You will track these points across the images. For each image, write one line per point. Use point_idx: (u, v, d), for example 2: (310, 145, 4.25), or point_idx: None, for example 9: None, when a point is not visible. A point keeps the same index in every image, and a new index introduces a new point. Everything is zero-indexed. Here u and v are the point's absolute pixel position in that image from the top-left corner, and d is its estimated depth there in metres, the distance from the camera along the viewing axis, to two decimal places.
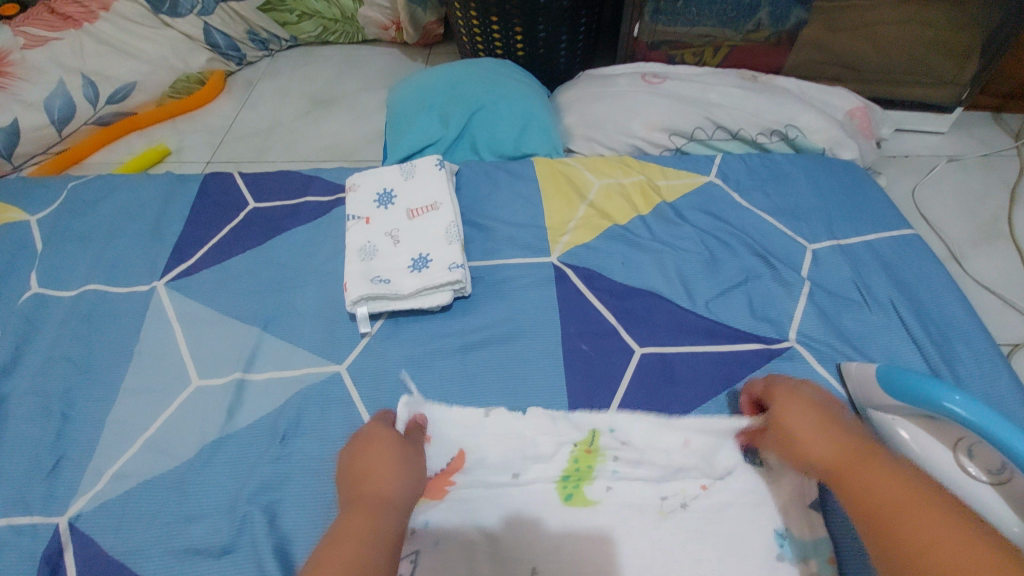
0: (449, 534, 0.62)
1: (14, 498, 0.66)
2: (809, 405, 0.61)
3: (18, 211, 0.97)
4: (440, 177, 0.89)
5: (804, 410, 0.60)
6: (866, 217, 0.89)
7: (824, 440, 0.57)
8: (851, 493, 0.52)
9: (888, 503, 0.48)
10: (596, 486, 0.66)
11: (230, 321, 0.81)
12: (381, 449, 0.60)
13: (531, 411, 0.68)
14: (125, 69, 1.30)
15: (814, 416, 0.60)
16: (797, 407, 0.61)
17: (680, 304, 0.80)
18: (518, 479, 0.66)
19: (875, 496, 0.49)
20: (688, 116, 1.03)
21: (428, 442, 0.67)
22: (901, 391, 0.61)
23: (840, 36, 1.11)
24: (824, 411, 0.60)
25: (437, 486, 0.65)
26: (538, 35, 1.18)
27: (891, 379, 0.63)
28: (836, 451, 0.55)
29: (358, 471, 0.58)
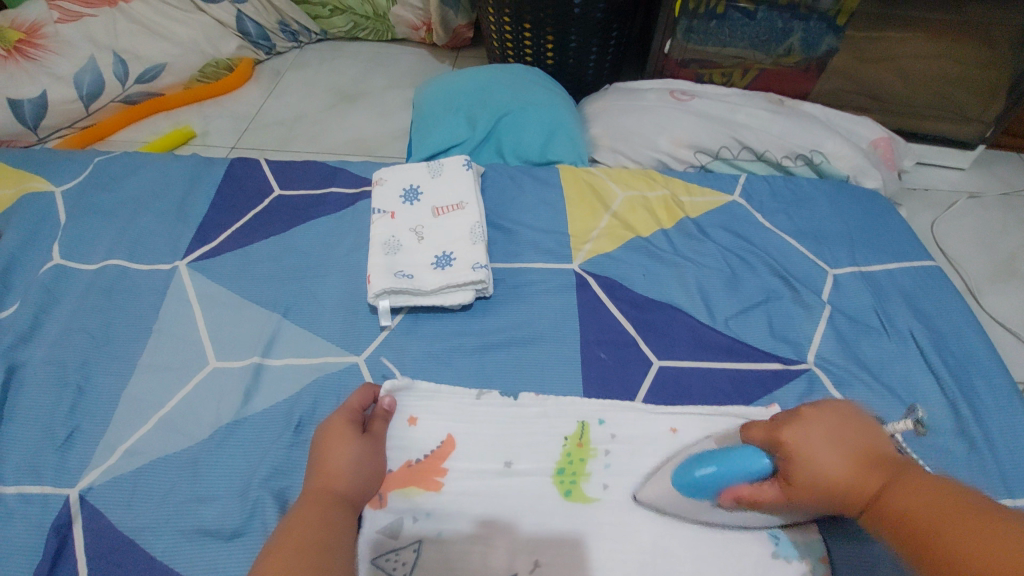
0: (450, 522, 0.62)
1: (25, 467, 0.66)
2: (832, 442, 0.50)
3: (44, 182, 0.98)
4: (467, 177, 0.90)
5: (821, 436, 0.50)
6: (887, 246, 0.89)
7: (848, 465, 0.48)
8: (886, 523, 0.44)
9: (929, 524, 0.40)
10: (592, 482, 0.65)
11: (249, 305, 0.81)
12: (346, 441, 0.59)
13: (522, 394, 0.71)
14: (156, 51, 1.31)
15: (835, 442, 0.49)
16: (812, 434, 0.51)
17: (700, 319, 0.80)
18: (511, 468, 0.66)
19: (920, 529, 0.41)
20: (715, 134, 1.03)
21: (416, 424, 0.69)
22: (702, 487, 0.57)
23: (868, 66, 1.13)
24: (842, 435, 0.50)
25: (433, 478, 0.65)
26: (569, 44, 1.19)
27: (685, 482, 0.58)
28: (861, 467, 0.47)
29: (317, 464, 0.57)
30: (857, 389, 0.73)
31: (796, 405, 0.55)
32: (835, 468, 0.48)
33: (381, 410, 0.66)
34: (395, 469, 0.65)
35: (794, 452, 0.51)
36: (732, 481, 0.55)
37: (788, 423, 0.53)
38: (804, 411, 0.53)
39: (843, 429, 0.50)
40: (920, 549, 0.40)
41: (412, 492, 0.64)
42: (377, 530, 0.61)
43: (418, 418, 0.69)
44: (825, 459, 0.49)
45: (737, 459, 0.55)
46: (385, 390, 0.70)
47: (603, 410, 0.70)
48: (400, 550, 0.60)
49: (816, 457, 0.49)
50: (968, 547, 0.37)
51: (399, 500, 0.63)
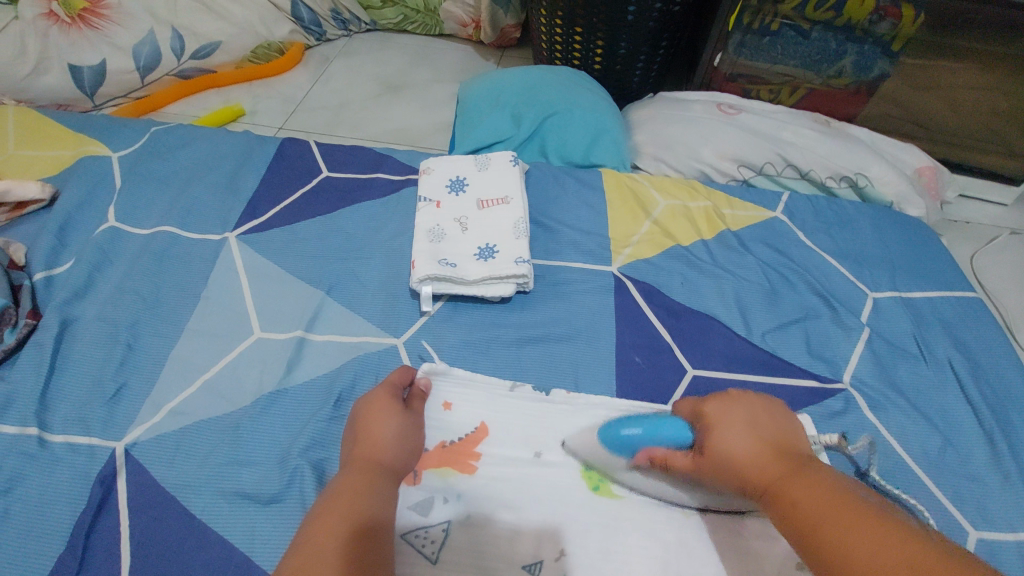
0: (480, 506, 0.63)
1: (74, 418, 0.68)
2: (748, 425, 0.52)
3: (101, 147, 1.01)
4: (513, 173, 0.91)
5: (736, 426, 0.51)
6: (930, 275, 0.89)
7: (761, 454, 0.49)
8: (778, 513, 0.44)
9: (815, 515, 0.41)
10: (619, 479, 0.66)
11: (294, 280, 0.83)
12: (390, 415, 0.61)
13: (554, 390, 0.72)
14: (212, 29, 1.34)
15: (748, 432, 0.51)
16: (728, 423, 0.52)
17: (737, 331, 0.80)
18: (540, 459, 0.67)
19: (808, 519, 0.41)
20: (760, 149, 1.04)
21: (450, 408, 0.70)
22: (626, 445, 0.61)
23: (917, 92, 1.14)
24: (759, 424, 0.52)
25: (466, 460, 0.66)
26: (618, 51, 1.20)
27: (611, 438, 0.62)
28: (766, 457, 0.48)
29: (363, 434, 0.59)
30: (892, 412, 0.73)
31: (721, 395, 0.56)
32: (743, 451, 0.49)
33: (418, 390, 0.67)
34: (431, 448, 0.67)
35: (713, 428, 0.52)
36: (653, 444, 0.58)
37: (708, 409, 0.55)
38: (729, 401, 0.55)
39: (761, 418, 0.52)
40: (802, 533, 0.41)
41: (447, 472, 0.65)
42: (409, 505, 0.62)
43: (452, 403, 0.71)
44: (738, 434, 0.51)
45: (669, 426, 0.57)
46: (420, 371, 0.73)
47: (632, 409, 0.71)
48: (430, 528, 0.61)
49: (729, 434, 0.51)
50: (848, 540, 0.38)
51: (434, 478, 0.64)
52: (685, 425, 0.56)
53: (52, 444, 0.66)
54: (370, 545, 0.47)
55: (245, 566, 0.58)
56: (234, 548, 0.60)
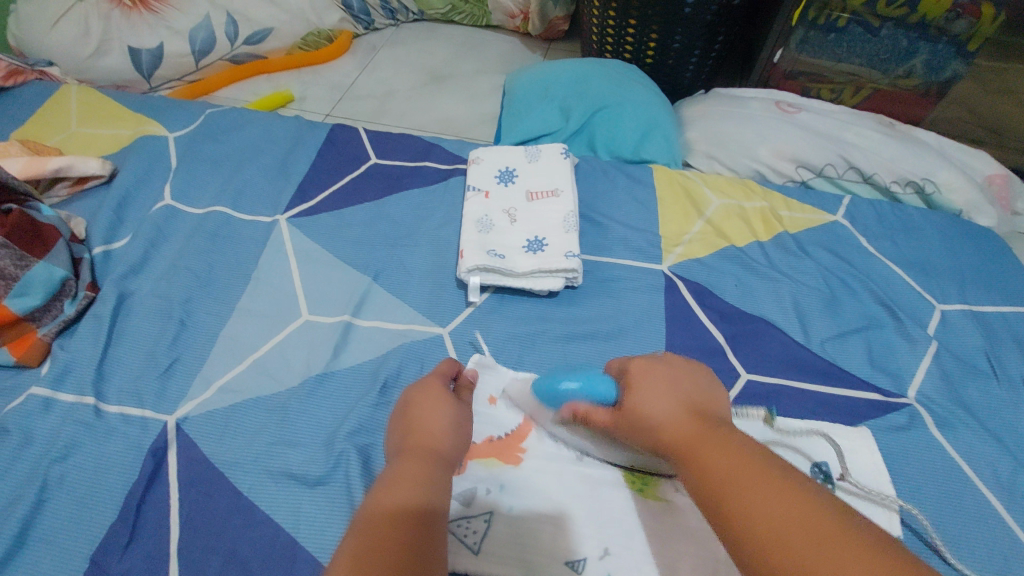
0: (523, 499, 0.62)
1: (129, 390, 0.70)
2: (670, 385, 0.49)
3: (159, 127, 1.03)
4: (565, 165, 0.90)
5: (655, 388, 0.49)
6: (1002, 288, 0.84)
7: (678, 414, 0.46)
8: (688, 474, 0.43)
9: (724, 480, 0.40)
10: (666, 484, 0.63)
11: (342, 265, 0.83)
12: (442, 407, 0.60)
13: None
14: (266, 15, 1.36)
15: (664, 394, 0.48)
16: (648, 386, 0.50)
17: (794, 338, 0.77)
18: (582, 460, 0.65)
19: (715, 485, 0.40)
20: (821, 150, 0.99)
21: (495, 404, 0.69)
22: (556, 395, 0.60)
23: (996, 98, 1.08)
24: (678, 384, 0.50)
25: (511, 452, 0.65)
26: (672, 45, 1.17)
27: (545, 387, 0.62)
28: (681, 417, 0.46)
29: (415, 425, 0.58)
30: (961, 432, 0.69)
31: (645, 356, 0.54)
32: (659, 412, 0.47)
33: (465, 382, 0.67)
34: (478, 440, 0.66)
35: (635, 387, 0.50)
36: (581, 397, 0.57)
37: (633, 370, 0.52)
38: (651, 362, 0.52)
39: (684, 380, 0.50)
40: (708, 496, 0.40)
41: (492, 463, 0.64)
42: (452, 495, 0.61)
43: (498, 397, 0.70)
44: (657, 398, 0.48)
45: (598, 381, 0.56)
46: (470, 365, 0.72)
47: None
48: (472, 518, 0.60)
49: (648, 396, 0.49)
50: (753, 509, 0.37)
51: (479, 468, 0.64)
52: (610, 381, 0.55)
53: (107, 414, 0.68)
54: (432, 535, 0.46)
55: (290, 547, 0.58)
56: (279, 528, 0.60)
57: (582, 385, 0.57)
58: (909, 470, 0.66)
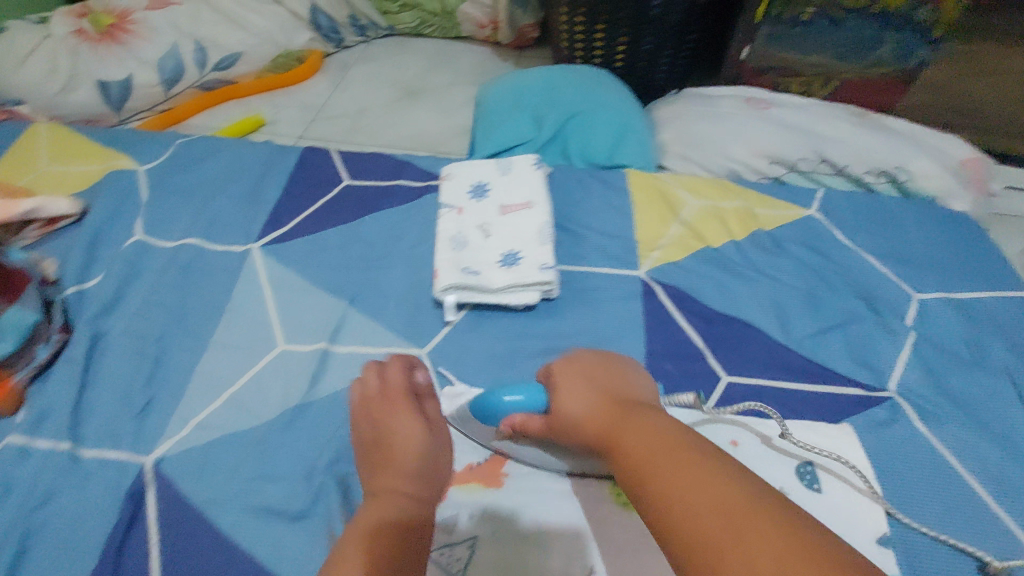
0: (505, 523, 0.61)
1: (105, 433, 0.69)
2: (590, 381, 0.53)
3: (129, 160, 1.03)
4: (537, 177, 0.89)
5: (577, 388, 0.53)
6: (979, 273, 0.84)
7: (599, 409, 0.49)
8: (613, 463, 0.45)
9: (636, 459, 0.42)
10: None
11: (317, 291, 0.82)
12: (407, 421, 0.59)
13: None
14: (234, 40, 1.36)
15: (585, 392, 0.52)
16: (572, 387, 0.53)
17: (773, 337, 0.77)
18: (565, 478, 0.64)
19: (631, 466, 0.42)
20: (792, 145, 0.99)
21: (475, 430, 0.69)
22: (498, 408, 0.61)
23: (965, 82, 1.07)
24: (598, 379, 0.53)
25: (493, 476, 0.65)
26: (641, 48, 1.17)
27: (481, 405, 0.63)
28: (601, 410, 0.49)
29: (383, 447, 0.58)
30: (944, 423, 0.69)
31: (568, 360, 0.58)
32: (584, 409, 0.51)
33: (426, 386, 0.66)
34: (458, 469, 0.66)
35: (561, 389, 0.54)
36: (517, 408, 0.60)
37: (557, 375, 0.56)
38: (575, 362, 0.56)
39: (603, 374, 0.54)
40: (629, 481, 0.42)
41: (474, 489, 0.64)
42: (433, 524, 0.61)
43: None
44: (580, 397, 0.52)
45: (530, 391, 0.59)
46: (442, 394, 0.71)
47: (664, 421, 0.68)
48: (455, 545, 0.59)
49: (571, 396, 0.52)
50: (662, 481, 0.39)
51: (459, 494, 0.63)
52: (538, 388, 0.58)
53: (84, 458, 0.67)
54: None
55: None
56: (261, 567, 0.59)
57: (520, 397, 0.59)
58: (894, 465, 0.66)
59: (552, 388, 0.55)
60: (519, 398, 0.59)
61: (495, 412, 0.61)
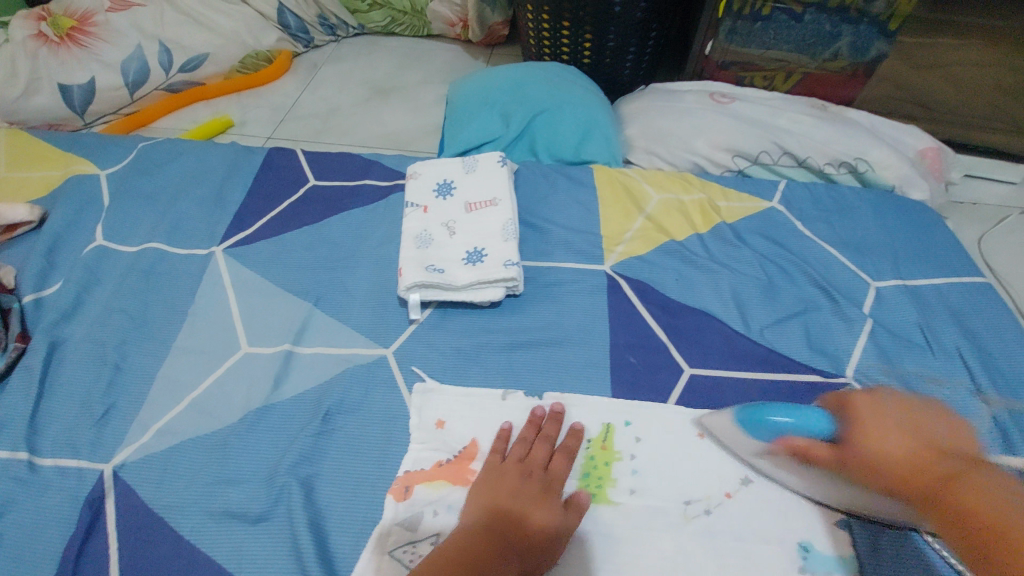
0: None
1: (63, 441, 0.68)
2: (897, 422, 0.56)
3: (90, 165, 1.01)
4: (501, 174, 0.90)
5: (892, 431, 0.55)
6: (934, 261, 0.86)
7: (912, 448, 0.54)
8: (943, 515, 0.49)
9: (1001, 525, 0.45)
10: (618, 488, 0.64)
11: (282, 293, 0.82)
12: (546, 505, 0.59)
13: (546, 394, 0.71)
14: (199, 41, 1.34)
15: (902, 434, 0.55)
16: (882, 430, 0.56)
17: (734, 327, 0.78)
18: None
19: (989, 529, 0.46)
20: (754, 138, 1.01)
21: (443, 427, 0.68)
22: (766, 427, 0.60)
23: (918, 72, 1.12)
24: (909, 422, 0.56)
25: (460, 472, 0.65)
26: (607, 44, 1.18)
27: (749, 417, 0.62)
28: (924, 459, 0.53)
29: (512, 504, 0.59)
30: None
31: (865, 393, 0.60)
32: (899, 450, 0.54)
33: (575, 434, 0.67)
34: (425, 466, 0.65)
35: (859, 421, 0.57)
36: (793, 433, 0.59)
37: (857, 404, 0.59)
38: (874, 398, 0.59)
39: (914, 418, 0.57)
40: (966, 533, 0.47)
41: (440, 486, 0.63)
42: (397, 521, 0.61)
43: (446, 420, 0.69)
44: (890, 436, 0.55)
45: (811, 415, 0.58)
46: (411, 393, 0.71)
47: (630, 415, 0.70)
48: (418, 543, 0.59)
49: (882, 432, 0.56)
50: None
51: (424, 492, 0.63)
52: (826, 417, 0.58)
53: (42, 468, 0.66)
54: None
55: None
56: (222, 570, 0.59)
57: (795, 418, 0.59)
58: None
59: (851, 423, 0.57)
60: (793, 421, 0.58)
61: (766, 429, 0.60)
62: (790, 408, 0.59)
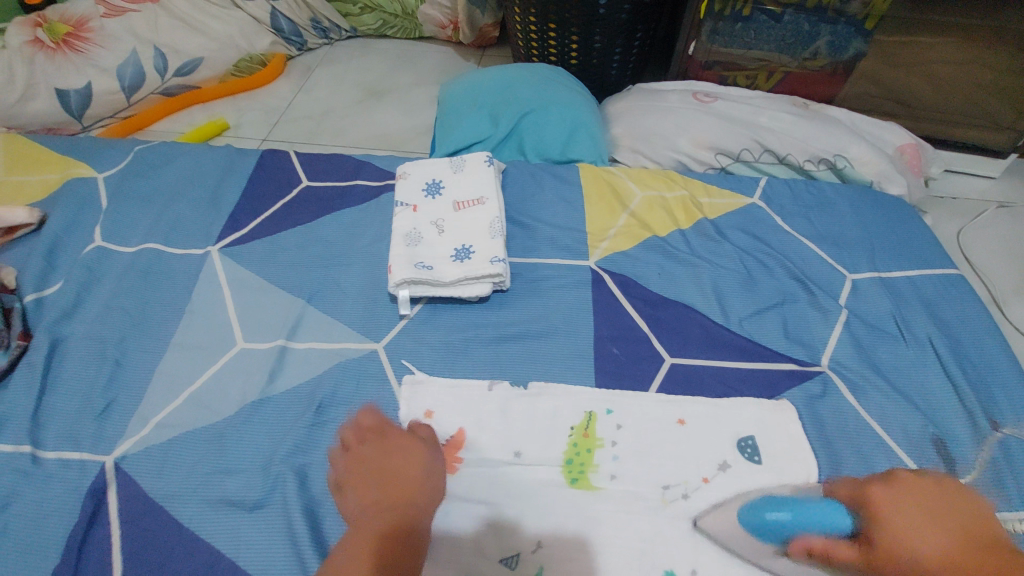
0: (458, 504, 0.65)
1: (66, 435, 0.70)
2: (936, 516, 0.48)
3: (88, 168, 1.03)
4: (488, 173, 0.92)
5: (922, 523, 0.48)
6: (909, 253, 0.88)
7: (949, 543, 0.46)
8: None
9: None
10: (600, 474, 0.67)
11: (276, 291, 0.84)
12: (425, 475, 0.60)
13: (531, 383, 0.74)
14: (194, 45, 1.36)
15: (933, 524, 0.47)
16: (907, 519, 0.49)
17: (714, 319, 0.81)
18: (519, 459, 0.69)
19: None
20: (736, 136, 1.03)
21: (432, 417, 0.71)
22: (777, 531, 0.57)
23: (897, 71, 1.13)
24: (943, 510, 0.49)
25: (447, 461, 0.68)
26: (593, 45, 1.21)
27: (755, 523, 0.59)
28: (967, 553, 0.44)
29: (392, 481, 0.58)
30: (870, 394, 0.73)
31: (881, 478, 0.55)
32: (936, 541, 0.46)
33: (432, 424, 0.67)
34: None
35: (881, 516, 0.50)
36: (806, 530, 0.55)
37: (875, 491, 0.53)
38: (907, 481, 0.53)
39: (946, 506, 0.49)
40: None
41: None
42: None
43: (434, 411, 0.72)
44: (922, 530, 0.47)
45: (825, 512, 0.55)
46: (401, 385, 0.74)
47: (611, 403, 0.72)
48: None
49: (905, 526, 0.48)
50: None
51: None
52: (836, 509, 0.54)
53: (45, 460, 0.68)
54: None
55: (230, 571, 0.60)
56: (220, 554, 0.61)
57: (798, 512, 0.56)
58: (823, 434, 0.70)
59: (873, 515, 0.51)
60: (793, 515, 0.56)
61: (775, 529, 0.57)
62: (793, 502, 0.57)
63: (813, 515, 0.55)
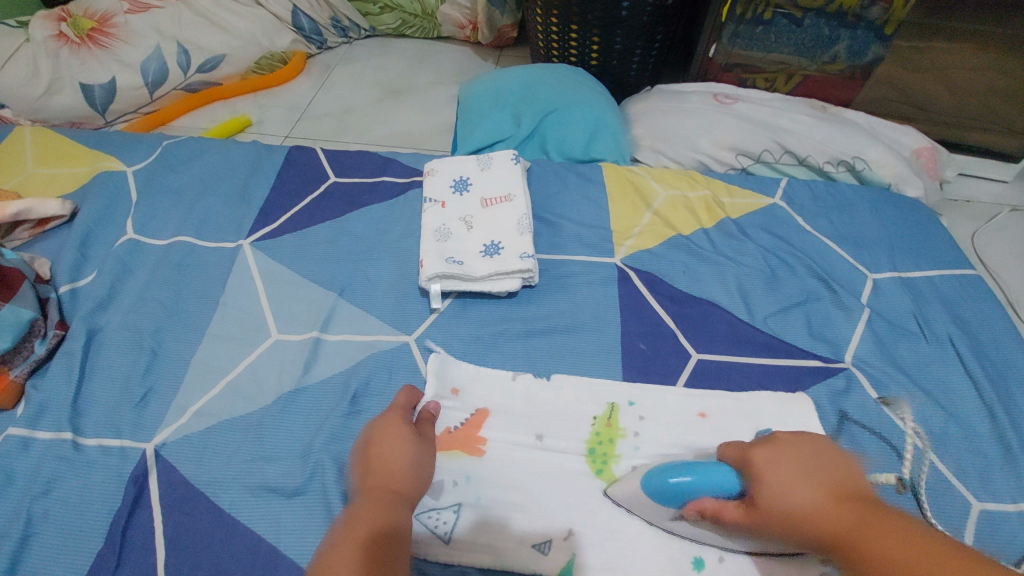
0: (491, 493, 0.66)
1: (106, 422, 0.72)
2: (809, 474, 0.53)
3: (117, 161, 1.05)
4: (515, 171, 0.94)
5: (800, 482, 0.52)
6: (928, 254, 0.90)
7: (822, 498, 0.51)
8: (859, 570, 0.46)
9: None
10: (621, 464, 0.69)
11: (307, 283, 0.86)
12: (405, 440, 0.60)
13: (554, 376, 0.76)
14: (216, 42, 1.37)
15: (812, 484, 0.52)
16: (788, 479, 0.53)
17: (739, 316, 0.82)
18: (542, 442, 0.70)
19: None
20: (757, 137, 1.05)
21: (457, 395, 0.74)
22: (676, 494, 0.59)
23: (914, 75, 1.15)
24: (817, 469, 0.54)
25: (471, 443, 0.70)
26: (614, 46, 1.22)
27: (657, 488, 0.61)
28: (835, 505, 0.50)
29: (376, 454, 0.59)
30: (894, 390, 0.74)
31: (762, 441, 0.58)
32: (810, 499, 0.51)
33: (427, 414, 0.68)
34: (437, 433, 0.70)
35: (764, 477, 0.54)
36: (701, 491, 0.58)
37: (757, 453, 0.57)
38: (783, 443, 0.57)
39: (820, 463, 0.54)
40: None
41: (456, 455, 0.68)
42: None
43: (460, 389, 0.74)
44: (798, 488, 0.52)
45: (714, 474, 0.57)
46: (427, 364, 0.76)
47: (633, 396, 0.74)
48: (442, 509, 0.64)
49: (783, 486, 0.52)
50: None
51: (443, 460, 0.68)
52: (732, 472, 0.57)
53: (85, 447, 0.70)
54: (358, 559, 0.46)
55: (272, 555, 0.61)
56: (261, 538, 0.63)
57: (699, 476, 0.58)
58: (848, 428, 0.71)
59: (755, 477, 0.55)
60: (693, 481, 0.58)
61: (676, 493, 0.59)
62: (693, 467, 0.59)
63: (713, 483, 0.57)
